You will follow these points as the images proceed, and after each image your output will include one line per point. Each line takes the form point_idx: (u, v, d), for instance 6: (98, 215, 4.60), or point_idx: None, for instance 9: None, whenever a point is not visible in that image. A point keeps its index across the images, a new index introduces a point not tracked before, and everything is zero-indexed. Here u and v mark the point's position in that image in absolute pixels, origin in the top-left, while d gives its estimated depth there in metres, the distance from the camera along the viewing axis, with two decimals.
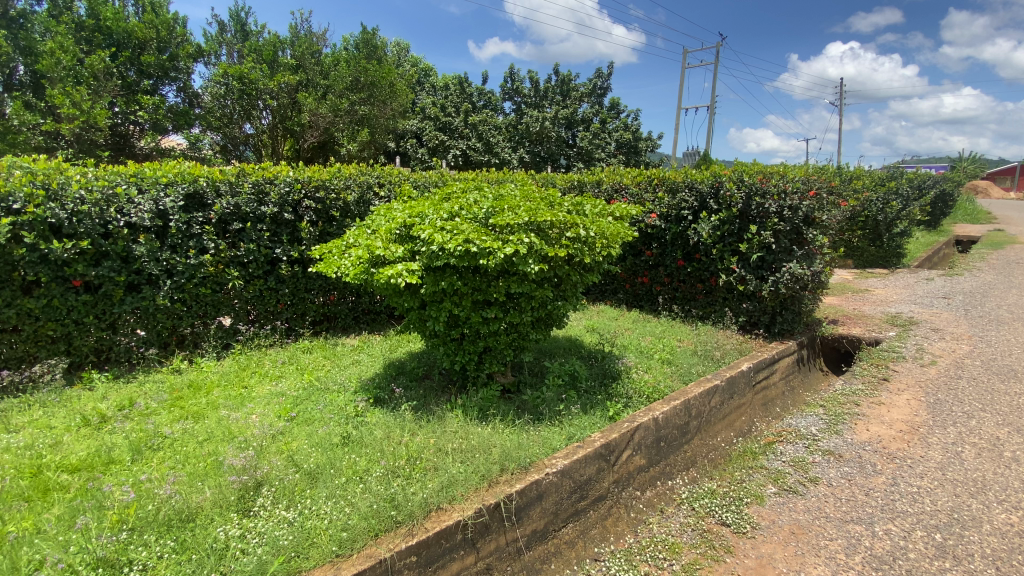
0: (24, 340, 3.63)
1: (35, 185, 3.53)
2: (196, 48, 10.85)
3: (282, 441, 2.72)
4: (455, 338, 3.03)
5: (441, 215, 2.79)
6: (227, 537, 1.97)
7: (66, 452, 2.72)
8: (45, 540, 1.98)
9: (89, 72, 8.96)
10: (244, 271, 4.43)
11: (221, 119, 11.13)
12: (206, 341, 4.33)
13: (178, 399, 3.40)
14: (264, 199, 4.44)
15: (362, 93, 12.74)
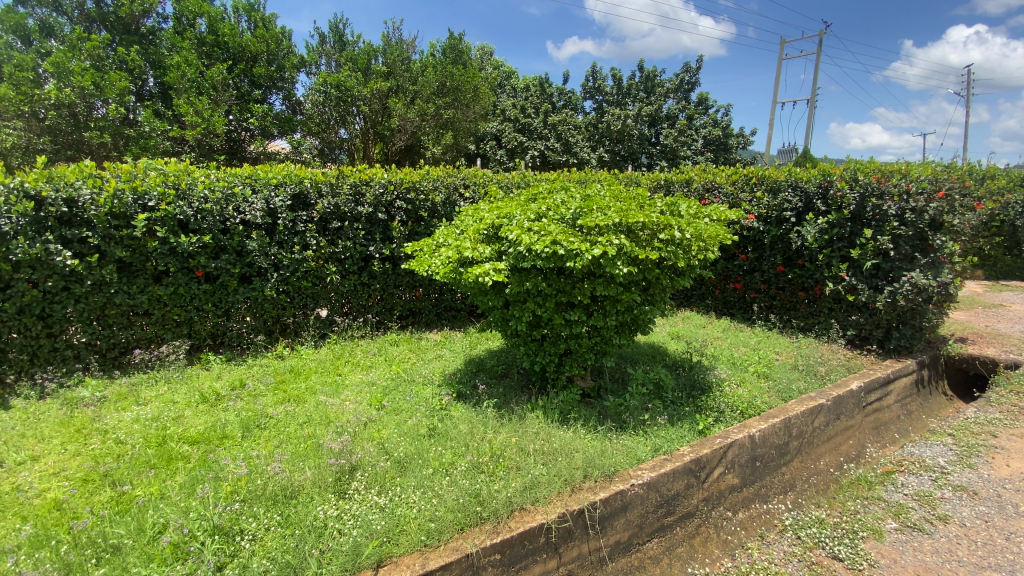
0: (155, 323, 4.11)
1: (169, 185, 3.97)
2: (300, 59, 11.72)
3: (373, 429, 2.85)
4: (538, 339, 3.01)
5: (529, 215, 2.78)
6: (325, 516, 2.09)
7: (187, 426, 3.03)
8: (171, 504, 2.21)
9: (210, 84, 9.95)
10: (341, 266, 4.73)
11: (320, 125, 11.95)
12: (305, 330, 4.68)
13: (280, 383, 3.68)
14: (360, 200, 4.69)
15: (448, 97, 13.14)
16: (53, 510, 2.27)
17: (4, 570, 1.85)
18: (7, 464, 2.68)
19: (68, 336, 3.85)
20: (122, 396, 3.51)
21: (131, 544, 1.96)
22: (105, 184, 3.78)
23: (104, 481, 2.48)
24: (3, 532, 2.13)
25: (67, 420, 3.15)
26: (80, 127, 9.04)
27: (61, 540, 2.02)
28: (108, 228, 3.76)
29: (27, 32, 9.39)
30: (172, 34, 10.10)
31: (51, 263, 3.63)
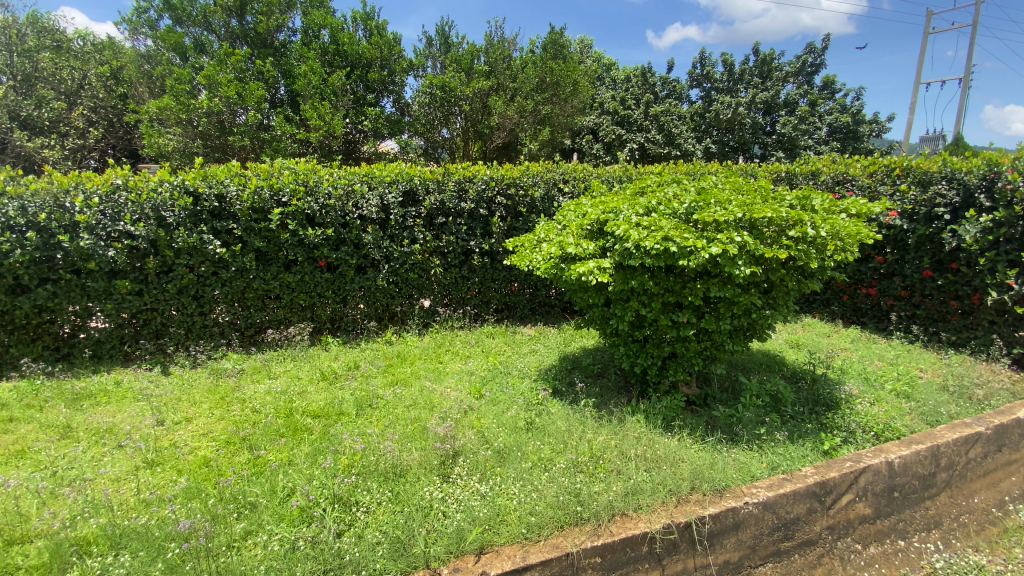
0: (283, 306, 4.58)
1: (299, 183, 4.38)
2: (409, 62, 12.38)
3: (473, 417, 2.93)
4: (641, 340, 2.90)
5: (637, 210, 2.67)
6: (431, 497, 2.19)
7: (310, 401, 3.35)
8: (297, 471, 2.45)
9: (332, 90, 10.86)
10: (444, 260, 4.92)
11: (426, 125, 12.53)
12: (411, 319, 4.95)
13: (388, 367, 3.93)
14: (464, 196, 4.85)
15: (547, 93, 13.15)
16: (203, 467, 2.61)
17: (166, 514, 2.16)
18: (167, 423, 3.14)
19: (215, 315, 4.43)
20: (257, 370, 3.96)
21: (265, 503, 2.20)
22: (248, 182, 4.26)
23: (243, 444, 2.81)
24: (165, 482, 2.51)
25: (213, 389, 3.62)
26: (225, 132, 10.31)
27: (210, 494, 2.32)
28: (250, 221, 4.25)
29: (185, 50, 10.84)
30: (300, 46, 11.13)
31: (204, 251, 4.19)
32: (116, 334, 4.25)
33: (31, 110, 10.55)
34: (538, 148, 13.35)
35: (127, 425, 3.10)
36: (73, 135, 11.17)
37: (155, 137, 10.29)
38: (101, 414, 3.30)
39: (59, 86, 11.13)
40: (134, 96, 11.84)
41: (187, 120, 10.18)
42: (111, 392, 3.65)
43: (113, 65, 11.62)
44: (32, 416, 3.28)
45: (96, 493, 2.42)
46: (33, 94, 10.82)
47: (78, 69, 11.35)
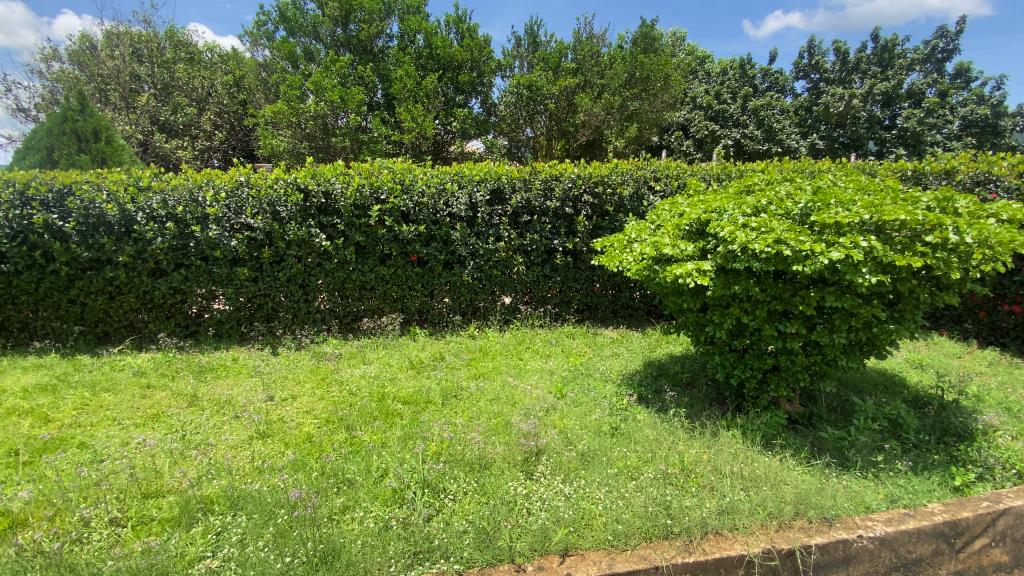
0: (377, 297, 4.85)
1: (396, 181, 4.62)
2: (497, 63, 12.61)
3: (555, 416, 2.92)
4: (739, 349, 2.74)
5: (743, 210, 2.52)
6: (515, 492, 2.21)
7: (400, 387, 3.53)
8: (389, 454, 2.59)
9: (425, 93, 11.33)
10: (528, 258, 4.95)
11: (511, 124, 12.69)
12: (493, 315, 5.03)
13: (472, 360, 4.03)
14: (550, 194, 4.84)
15: (636, 88, 12.80)
16: (307, 442, 2.83)
17: (276, 483, 2.37)
18: (277, 399, 3.45)
19: (317, 302, 4.80)
20: (353, 356, 4.23)
21: (362, 482, 2.35)
22: (351, 180, 4.56)
23: (341, 424, 3.02)
24: (274, 452, 2.75)
25: (315, 370, 3.92)
26: (329, 134, 11.13)
27: (313, 468, 2.52)
28: (351, 217, 4.54)
29: (297, 58, 11.79)
30: (396, 51, 11.71)
31: (311, 244, 4.55)
32: (234, 316, 4.73)
33: (170, 115, 12.04)
34: (625, 145, 13.04)
35: (242, 399, 3.44)
36: (202, 137, 12.60)
37: (269, 138, 11.34)
38: (222, 387, 3.70)
39: (192, 93, 12.58)
40: (252, 102, 13.11)
41: (296, 123, 11.08)
42: (230, 367, 4.08)
43: (236, 74, 12.95)
44: (167, 385, 3.75)
45: (218, 457, 2.71)
46: (171, 102, 12.33)
47: (208, 78, 12.76)
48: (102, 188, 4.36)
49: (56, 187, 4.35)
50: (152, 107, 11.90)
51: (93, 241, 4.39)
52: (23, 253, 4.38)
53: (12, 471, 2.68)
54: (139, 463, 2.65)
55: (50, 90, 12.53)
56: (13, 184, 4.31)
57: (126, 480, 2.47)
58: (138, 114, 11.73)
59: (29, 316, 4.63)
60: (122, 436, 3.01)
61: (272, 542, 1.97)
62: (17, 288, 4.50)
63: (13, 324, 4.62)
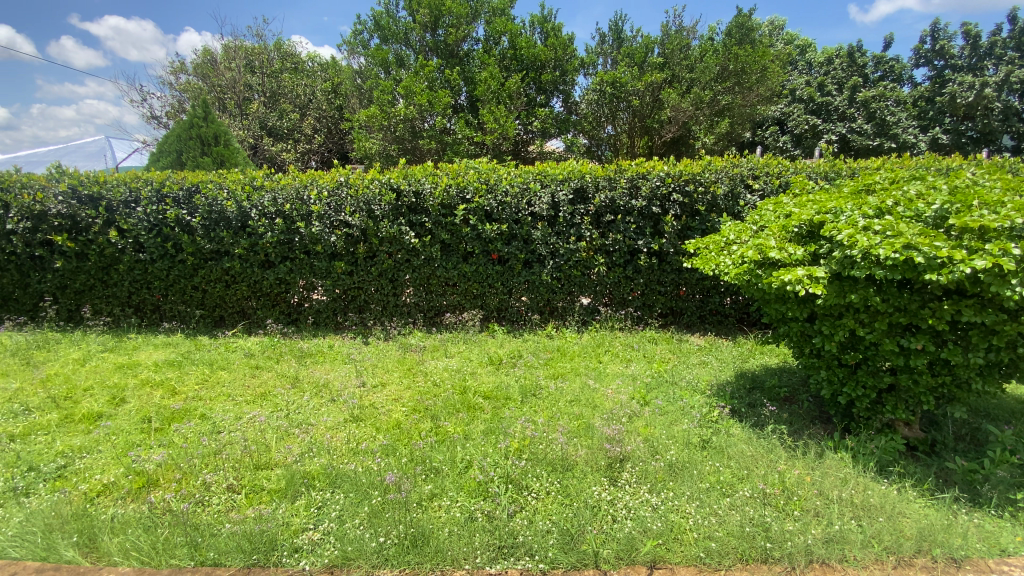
0: (459, 294, 4.99)
1: (481, 181, 4.73)
2: (580, 61, 12.51)
3: (640, 423, 2.84)
4: (850, 364, 2.51)
5: (865, 211, 2.29)
6: (600, 496, 2.17)
7: (481, 381, 3.61)
8: (473, 446, 2.66)
9: (508, 93, 11.48)
10: (609, 258, 4.84)
11: (593, 122, 12.50)
12: (571, 315, 4.99)
13: (551, 360, 4.02)
14: (636, 193, 4.71)
15: (728, 82, 12.14)
16: (397, 428, 2.98)
17: (371, 465, 2.51)
18: (369, 385, 3.67)
19: (404, 297, 5.02)
20: (436, 349, 4.39)
21: (448, 471, 2.42)
22: (439, 180, 4.73)
23: (427, 413, 3.15)
24: (367, 436, 2.93)
25: (402, 360, 4.12)
26: (416, 136, 11.61)
27: (403, 453, 2.65)
28: (438, 216, 4.72)
29: (389, 64, 12.42)
30: (481, 53, 11.98)
31: (401, 240, 4.78)
32: (330, 306, 5.09)
33: (276, 120, 13.16)
34: (714, 142, 12.30)
35: (338, 383, 3.70)
36: (303, 140, 13.64)
37: (362, 141, 12.04)
38: (320, 371, 4.00)
39: (296, 100, 13.63)
40: (347, 106, 14.01)
41: (387, 126, 11.67)
42: (327, 353, 4.39)
43: (335, 81, 13.90)
44: (273, 367, 4.10)
45: (318, 436, 2.93)
46: (278, 108, 13.47)
47: (310, 86, 13.77)
48: (224, 187, 4.87)
49: (186, 186, 4.92)
50: (262, 113, 13.07)
51: (214, 234, 4.91)
52: (159, 244, 4.99)
53: (149, 435, 3.06)
54: (251, 437, 2.92)
55: (178, 100, 14.17)
56: (153, 184, 4.95)
57: (241, 451, 2.74)
58: (250, 120, 12.95)
59: (160, 299, 5.26)
60: (236, 411, 3.34)
61: (367, 521, 2.09)
62: (152, 275, 5.13)
63: (148, 307, 5.28)
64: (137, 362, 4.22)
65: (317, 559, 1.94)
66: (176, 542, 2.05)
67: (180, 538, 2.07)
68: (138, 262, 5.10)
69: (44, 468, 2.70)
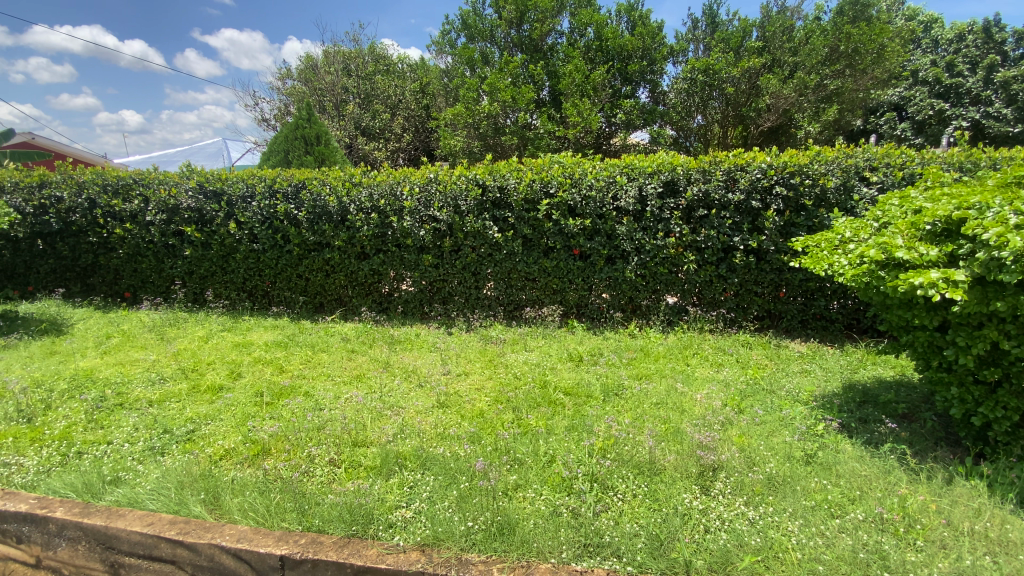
0: (540, 289, 5.00)
1: (566, 175, 4.71)
2: (669, 49, 12.02)
3: (734, 432, 2.68)
4: (989, 382, 2.21)
5: (1018, 207, 2.00)
6: (691, 504, 2.08)
7: (561, 377, 3.61)
8: (556, 441, 2.66)
9: (592, 86, 11.29)
10: (700, 255, 4.61)
11: (682, 112, 11.91)
12: (656, 314, 4.82)
13: (635, 360, 3.91)
14: (732, 187, 4.44)
15: (838, 65, 11.09)
16: (481, 417, 3.06)
17: (459, 452, 2.61)
18: (454, 373, 3.80)
19: (486, 290, 5.13)
20: (516, 342, 4.44)
21: (532, 464, 2.45)
22: (524, 175, 4.78)
23: (509, 405, 3.20)
24: (452, 422, 3.03)
25: (484, 352, 4.21)
26: (499, 132, 11.69)
27: (489, 441, 2.72)
28: (522, 210, 4.77)
29: (475, 62, 12.59)
30: (566, 46, 11.88)
31: (486, 235, 4.89)
32: (417, 297, 5.32)
33: (370, 120, 13.95)
34: (818, 131, 11.43)
35: (426, 370, 3.87)
36: (393, 139, 14.30)
37: (448, 138, 12.39)
38: (409, 357, 4.20)
39: (387, 100, 14.30)
40: (434, 105, 14.54)
41: (472, 123, 11.90)
42: (414, 341, 4.59)
43: (424, 80, 14.48)
44: (367, 351, 4.37)
45: (408, 419, 3.08)
46: (371, 108, 14.23)
47: (400, 86, 14.43)
48: (327, 183, 5.27)
49: (294, 183, 5.38)
50: (357, 114, 13.92)
51: (317, 227, 5.31)
52: (269, 236, 5.49)
53: (261, 408, 3.39)
54: (349, 415, 3.14)
55: (284, 104, 15.47)
56: (267, 181, 5.46)
57: (340, 429, 2.95)
58: (346, 121, 13.82)
59: (269, 286, 5.78)
60: (336, 390, 3.60)
61: (456, 504, 2.17)
62: (263, 263, 5.65)
63: (259, 292, 5.83)
64: (250, 342, 4.68)
65: (409, 536, 2.04)
66: (286, 507, 2.25)
67: (290, 504, 2.27)
68: (252, 252, 5.64)
69: (177, 431, 3.08)
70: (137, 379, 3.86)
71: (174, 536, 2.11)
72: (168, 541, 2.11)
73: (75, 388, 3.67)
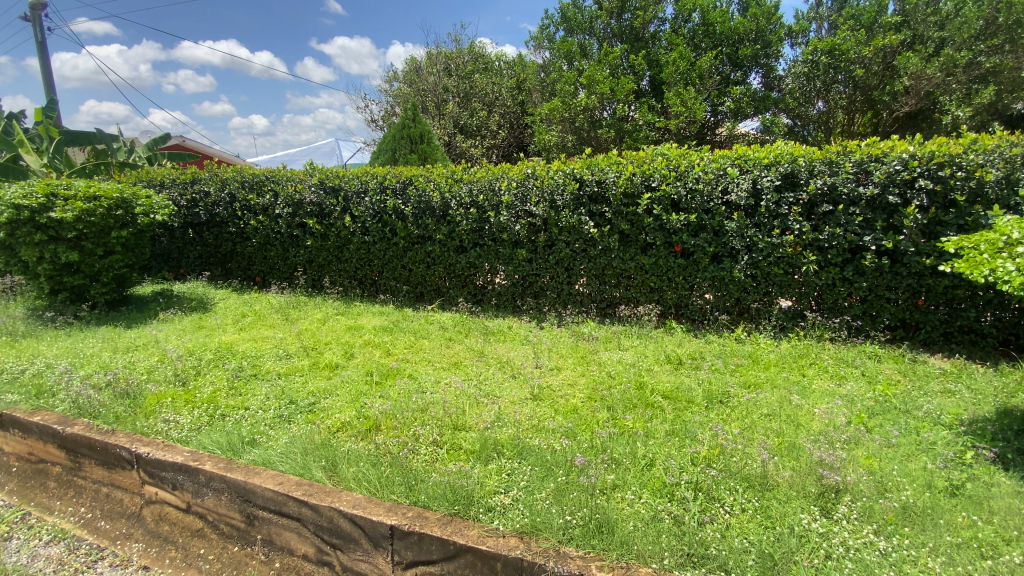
0: (637, 287, 4.86)
1: (670, 168, 4.52)
2: (787, 30, 11.07)
3: (861, 453, 2.42)
4: None
5: None
6: (809, 526, 1.92)
7: (659, 379, 3.49)
8: (656, 445, 2.58)
9: (698, 73, 10.69)
10: (822, 256, 4.19)
11: (800, 99, 10.94)
12: (767, 319, 4.47)
13: (742, 366, 3.67)
14: (863, 180, 3.99)
15: (997, 39, 9.50)
16: (575, 413, 3.06)
17: (556, 446, 2.63)
18: (548, 367, 3.83)
19: (580, 285, 5.09)
20: (610, 340, 4.36)
21: (630, 466, 2.40)
22: (625, 168, 4.66)
23: (604, 403, 3.17)
24: (547, 415, 3.06)
25: (576, 348, 4.19)
26: (595, 126, 11.46)
27: (586, 438, 2.72)
28: (620, 205, 4.66)
29: (573, 56, 12.37)
30: (670, 33, 11.37)
31: (581, 230, 4.85)
32: (510, 290, 5.42)
33: (468, 118, 14.40)
34: (970, 117, 9.75)
35: (520, 362, 3.94)
36: (489, 136, 14.64)
37: (543, 134, 12.41)
38: (503, 348, 4.31)
39: (485, 98, 14.66)
40: (530, 102, 14.67)
41: (568, 118, 11.79)
42: (507, 333, 4.70)
43: (521, 77, 14.66)
44: (463, 340, 4.55)
45: (506, 409, 3.16)
46: (469, 106, 14.68)
47: (498, 83, 14.72)
48: (432, 179, 5.54)
49: (402, 179, 5.72)
50: (457, 113, 14.43)
51: (421, 222, 5.61)
52: (379, 228, 5.89)
53: (372, 386, 3.67)
54: (450, 400, 3.29)
55: (391, 104, 16.44)
56: (378, 178, 5.86)
57: (441, 412, 3.10)
58: (446, 119, 14.38)
59: (377, 275, 6.22)
60: (437, 375, 3.79)
61: (554, 497, 2.20)
62: (372, 254, 6.08)
63: (368, 281, 6.29)
64: (360, 326, 5.07)
65: (508, 522, 2.09)
66: (395, 481, 2.42)
67: (398, 478, 2.44)
68: (363, 244, 6.09)
69: (301, 403, 3.44)
70: (268, 353, 4.35)
71: (300, 497, 2.34)
72: (295, 501, 2.34)
73: (219, 358, 4.22)
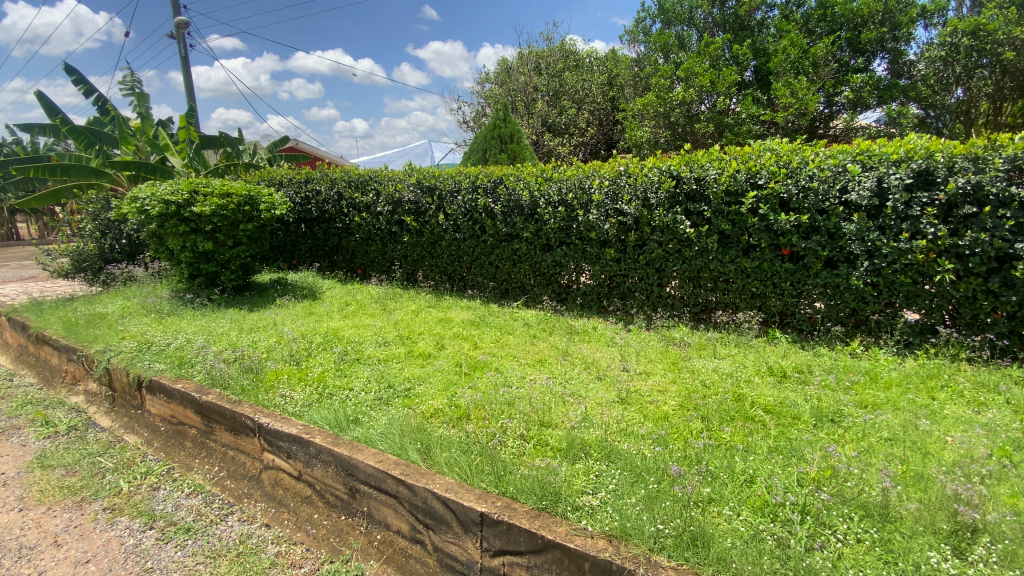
0: (736, 291, 4.59)
1: (780, 165, 4.21)
2: (921, 9, 9.84)
3: (1005, 491, 2.11)
4: None
5: None
6: (939, 566, 1.72)
7: (759, 391, 3.27)
8: (757, 461, 2.44)
9: (812, 62, 9.81)
10: (962, 264, 3.69)
11: (936, 86, 9.75)
12: (888, 332, 4.02)
13: (858, 384, 3.33)
14: (1019, 178, 3.46)
15: None
16: (665, 420, 2.97)
17: (647, 452, 2.58)
18: (637, 371, 3.75)
19: (673, 287, 4.91)
20: (703, 346, 4.17)
21: (727, 480, 2.29)
22: (727, 165, 4.41)
23: (696, 412, 3.04)
24: (635, 420, 3.00)
25: (666, 353, 4.06)
26: (692, 120, 10.92)
27: (679, 446, 2.63)
28: (721, 204, 4.42)
29: (670, 48, 11.81)
30: (780, 20, 10.57)
31: (675, 230, 4.68)
32: (596, 290, 5.36)
33: (557, 117, 14.39)
34: None
35: (606, 364, 3.89)
36: (578, 134, 14.52)
37: (635, 130, 12.07)
38: (588, 349, 4.28)
39: (575, 96, 14.56)
40: (622, 98, 14.35)
41: (662, 113, 11.34)
42: (592, 334, 4.66)
43: (613, 73, 14.38)
44: (548, 338, 4.59)
45: (593, 410, 3.15)
46: (559, 104, 14.67)
47: (589, 81, 14.56)
48: (522, 177, 5.62)
49: (493, 179, 5.86)
50: (546, 111, 14.47)
51: (510, 220, 5.72)
52: (470, 226, 6.11)
53: (462, 377, 3.82)
54: (537, 396, 3.34)
55: (482, 105, 16.89)
56: (471, 177, 6.06)
57: (528, 408, 3.16)
58: (536, 118, 14.48)
59: (466, 271, 6.44)
60: (523, 371, 3.85)
61: (645, 503, 2.15)
62: (463, 251, 6.31)
63: (458, 276, 6.53)
64: (450, 319, 5.28)
65: (596, 522, 2.09)
66: (485, 470, 2.51)
67: (488, 467, 2.53)
68: (454, 241, 6.34)
69: (399, 388, 3.67)
70: (368, 340, 4.68)
71: (398, 476, 2.50)
72: (394, 479, 2.51)
73: (326, 342, 4.62)
